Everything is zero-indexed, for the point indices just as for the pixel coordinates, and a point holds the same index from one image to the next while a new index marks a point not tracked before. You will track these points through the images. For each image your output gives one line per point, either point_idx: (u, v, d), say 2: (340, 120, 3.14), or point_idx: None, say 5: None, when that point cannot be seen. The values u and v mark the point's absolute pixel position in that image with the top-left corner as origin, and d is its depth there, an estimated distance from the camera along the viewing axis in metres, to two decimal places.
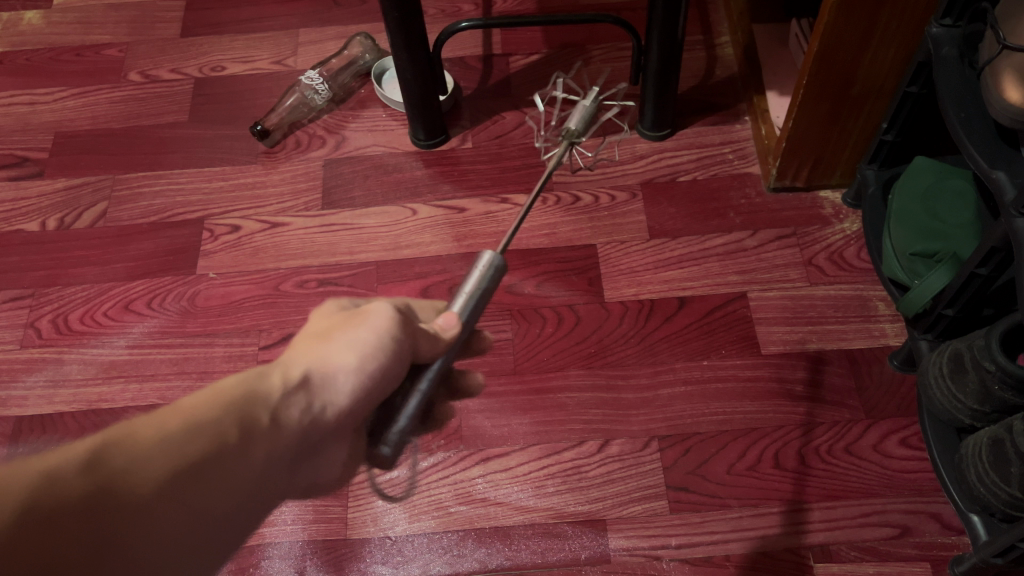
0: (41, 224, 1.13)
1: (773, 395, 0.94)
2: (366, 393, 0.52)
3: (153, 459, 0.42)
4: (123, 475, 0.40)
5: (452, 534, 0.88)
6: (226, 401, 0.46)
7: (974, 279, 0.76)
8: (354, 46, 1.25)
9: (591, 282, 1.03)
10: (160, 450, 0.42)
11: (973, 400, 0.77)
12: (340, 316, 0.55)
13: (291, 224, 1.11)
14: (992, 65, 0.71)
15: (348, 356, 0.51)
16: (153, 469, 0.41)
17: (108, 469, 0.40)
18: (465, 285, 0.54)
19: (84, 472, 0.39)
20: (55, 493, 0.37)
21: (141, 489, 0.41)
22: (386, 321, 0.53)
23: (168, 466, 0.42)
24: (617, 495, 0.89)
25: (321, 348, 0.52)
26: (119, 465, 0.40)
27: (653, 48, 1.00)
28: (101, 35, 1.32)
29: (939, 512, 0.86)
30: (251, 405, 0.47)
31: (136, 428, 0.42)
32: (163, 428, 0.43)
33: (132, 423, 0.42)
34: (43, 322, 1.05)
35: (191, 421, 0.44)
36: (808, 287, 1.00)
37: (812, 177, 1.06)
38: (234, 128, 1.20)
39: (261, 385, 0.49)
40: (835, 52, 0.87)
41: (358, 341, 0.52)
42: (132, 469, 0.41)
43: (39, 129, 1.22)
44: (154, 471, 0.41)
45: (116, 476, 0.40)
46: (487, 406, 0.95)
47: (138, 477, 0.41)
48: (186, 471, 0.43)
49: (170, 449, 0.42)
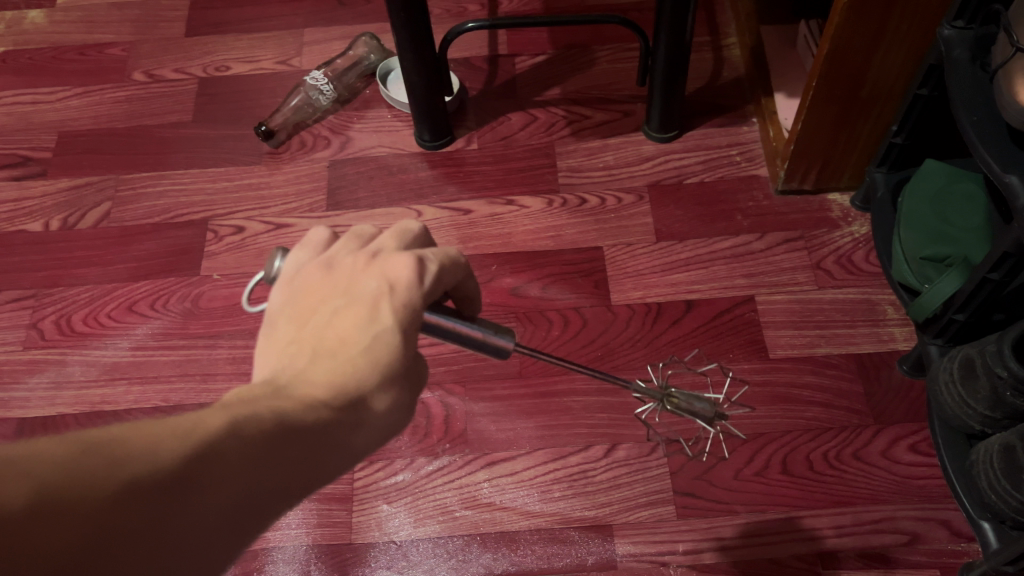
0: (45, 223, 1.13)
1: (781, 400, 0.93)
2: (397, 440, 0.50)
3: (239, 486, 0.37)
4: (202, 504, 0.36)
5: (458, 539, 0.87)
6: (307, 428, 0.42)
7: (986, 284, 0.76)
8: (359, 45, 1.24)
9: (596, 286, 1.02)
10: (245, 479, 0.38)
11: (983, 406, 0.76)
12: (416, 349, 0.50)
13: (296, 225, 1.10)
14: (1006, 68, 0.70)
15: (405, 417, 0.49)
16: (231, 500, 0.37)
17: (191, 492, 0.35)
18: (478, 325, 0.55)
19: (172, 486, 0.35)
20: (129, 515, 0.33)
21: (219, 516, 0.36)
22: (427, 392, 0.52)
23: (246, 495, 0.38)
24: (622, 501, 0.88)
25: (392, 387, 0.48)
26: (203, 490, 0.36)
27: (660, 50, 1.00)
28: (105, 34, 1.31)
29: (949, 519, 0.85)
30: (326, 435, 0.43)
31: (227, 447, 0.37)
32: (250, 453, 0.38)
33: (224, 438, 0.38)
34: (46, 322, 1.04)
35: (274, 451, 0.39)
36: (817, 291, 0.99)
37: (820, 179, 1.05)
38: (238, 128, 1.20)
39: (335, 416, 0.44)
40: (845, 54, 0.86)
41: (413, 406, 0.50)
42: (216, 495, 0.36)
43: (42, 128, 1.22)
44: (230, 504, 0.37)
45: (194, 505, 0.35)
46: (493, 409, 0.94)
47: (220, 500, 0.36)
48: (257, 507, 0.38)
49: (251, 481, 0.38)
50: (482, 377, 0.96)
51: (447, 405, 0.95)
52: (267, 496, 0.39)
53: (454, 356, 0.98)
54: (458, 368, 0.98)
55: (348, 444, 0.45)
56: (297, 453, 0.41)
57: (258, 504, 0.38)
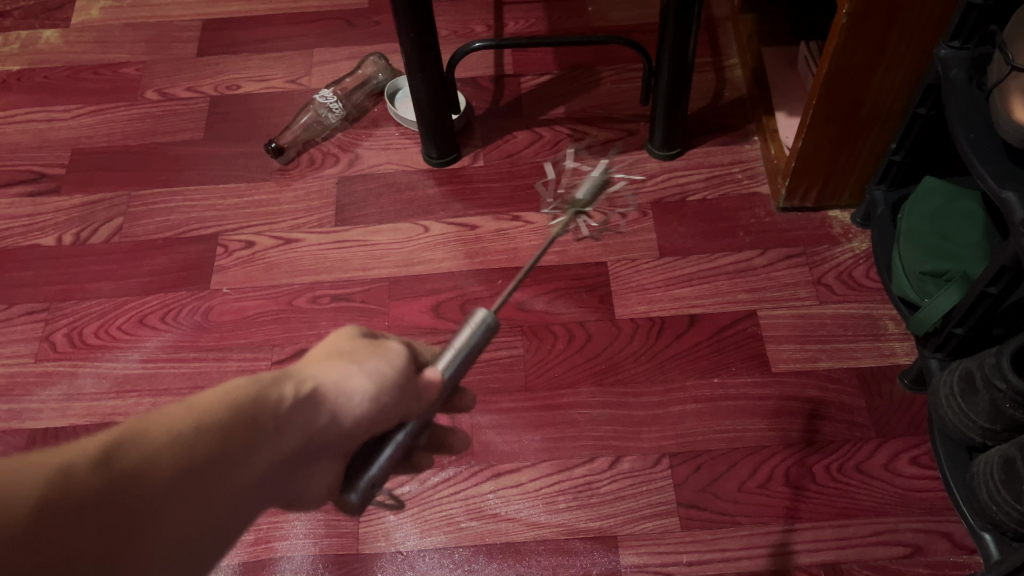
0: (58, 238, 1.15)
1: (784, 413, 0.94)
2: (376, 409, 0.50)
3: (166, 457, 0.40)
4: (134, 475, 0.38)
5: (464, 549, 0.88)
6: (235, 402, 0.44)
7: (984, 298, 0.77)
8: (368, 65, 1.27)
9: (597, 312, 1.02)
10: (173, 452, 0.40)
11: (984, 419, 0.77)
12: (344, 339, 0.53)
13: (305, 240, 1.12)
14: (1002, 88, 0.72)
15: (364, 377, 0.50)
16: (165, 471, 0.39)
17: (118, 471, 0.38)
18: (451, 340, 0.52)
19: (97, 472, 0.37)
20: (67, 500, 0.35)
21: (157, 487, 0.39)
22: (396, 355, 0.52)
23: (178, 468, 0.40)
24: (627, 512, 0.89)
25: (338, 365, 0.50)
26: (132, 467, 0.38)
27: (663, 70, 1.02)
28: (118, 54, 1.34)
29: (950, 531, 0.86)
30: (260, 410, 0.45)
31: (147, 429, 0.40)
32: (176, 427, 0.41)
33: (143, 424, 0.41)
34: (58, 335, 1.06)
35: (200, 423, 0.42)
36: (818, 306, 1.01)
37: (820, 197, 1.07)
38: (249, 145, 1.22)
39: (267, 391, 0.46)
40: (845, 73, 0.88)
41: (375, 366, 0.50)
42: (148, 467, 0.39)
43: (56, 145, 1.24)
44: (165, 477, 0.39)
45: (133, 483, 0.38)
46: (499, 421, 0.96)
47: (153, 474, 0.39)
48: (201, 480, 0.41)
49: (181, 453, 0.40)
50: (488, 390, 0.98)
51: (454, 418, 0.96)
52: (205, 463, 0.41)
53: None
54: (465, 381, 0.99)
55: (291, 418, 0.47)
56: (226, 424, 0.43)
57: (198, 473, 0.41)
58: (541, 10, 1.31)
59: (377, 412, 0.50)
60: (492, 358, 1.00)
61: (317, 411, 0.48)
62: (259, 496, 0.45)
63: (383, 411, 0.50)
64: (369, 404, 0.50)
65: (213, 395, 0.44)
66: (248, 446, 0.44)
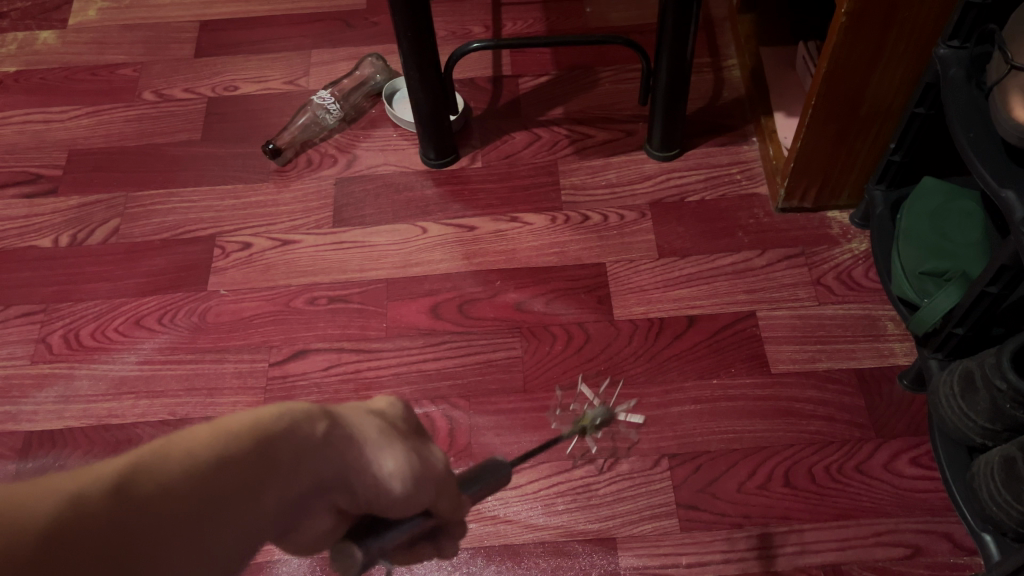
0: (54, 240, 1.14)
1: (784, 414, 0.94)
2: (404, 486, 0.47)
3: (179, 489, 0.37)
4: (142, 507, 0.35)
5: (461, 552, 0.88)
6: (263, 434, 0.41)
7: (984, 297, 0.77)
8: (365, 66, 1.27)
9: (594, 376, 0.98)
10: (187, 483, 0.37)
11: (984, 418, 0.77)
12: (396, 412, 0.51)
13: (303, 241, 1.11)
14: (1001, 86, 0.72)
15: (401, 451, 0.47)
16: (175, 501, 0.37)
17: (139, 498, 0.35)
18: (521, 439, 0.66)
19: (108, 500, 0.34)
20: (72, 530, 0.33)
21: (163, 522, 0.36)
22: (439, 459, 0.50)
23: (189, 501, 0.37)
24: (626, 514, 0.89)
25: (378, 427, 0.47)
26: (145, 497, 0.36)
27: (662, 70, 1.02)
28: (116, 55, 1.34)
29: (951, 531, 0.85)
30: (287, 445, 0.42)
31: (167, 453, 0.38)
32: (196, 456, 0.38)
33: (165, 447, 0.38)
34: (54, 336, 1.05)
35: (221, 455, 0.39)
36: (817, 306, 1.01)
37: (819, 197, 1.06)
38: (246, 146, 1.21)
39: (301, 426, 0.43)
40: (844, 73, 0.88)
41: (411, 450, 0.48)
42: (160, 499, 0.36)
43: (53, 146, 1.24)
44: (174, 510, 0.36)
45: (140, 514, 0.35)
46: (498, 423, 0.95)
47: (161, 505, 0.36)
48: (206, 518, 0.38)
49: (194, 487, 0.37)
50: (487, 392, 0.97)
51: (452, 420, 0.95)
52: (223, 501, 0.39)
53: (459, 371, 0.99)
54: (463, 383, 0.98)
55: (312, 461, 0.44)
56: (250, 460, 0.40)
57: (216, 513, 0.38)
58: (540, 11, 1.31)
59: (403, 487, 0.47)
60: (490, 360, 1.00)
61: (338, 456, 0.45)
62: (261, 537, 0.42)
63: (412, 489, 0.47)
64: (398, 477, 0.47)
65: (244, 420, 0.41)
66: (261, 485, 0.41)
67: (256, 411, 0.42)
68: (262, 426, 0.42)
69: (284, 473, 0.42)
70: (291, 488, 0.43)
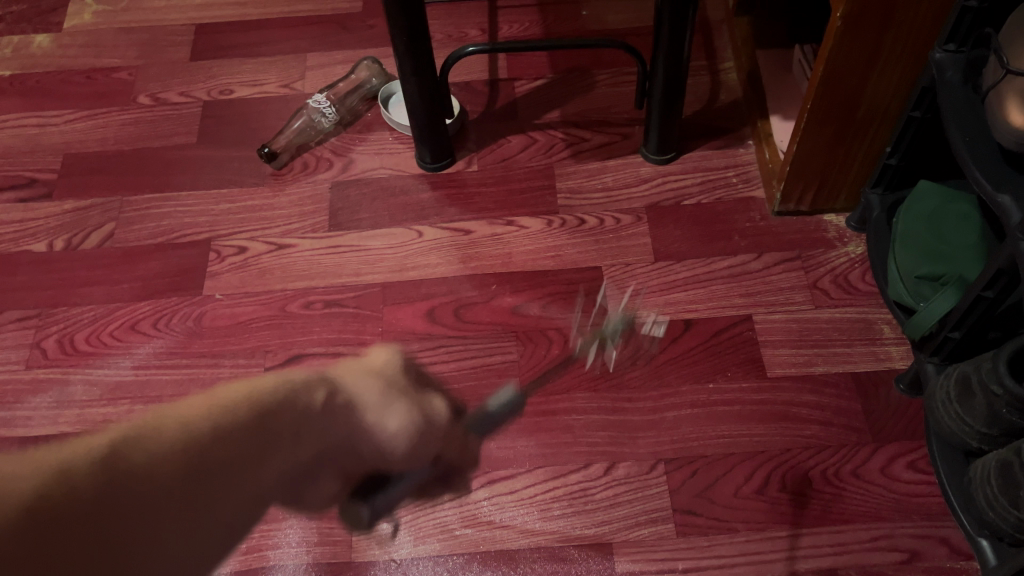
0: (49, 244, 1.14)
1: (781, 418, 0.93)
2: (402, 440, 0.52)
3: (169, 460, 0.43)
4: (137, 474, 0.41)
5: (458, 557, 0.87)
6: (258, 404, 0.47)
7: (980, 301, 0.77)
8: (362, 70, 1.27)
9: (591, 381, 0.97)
10: (178, 452, 0.43)
11: (981, 423, 0.77)
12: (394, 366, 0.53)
13: (298, 245, 1.11)
14: (997, 90, 0.72)
15: (395, 411, 0.52)
16: (168, 469, 0.42)
17: (129, 470, 0.41)
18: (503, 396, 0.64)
19: (100, 471, 0.40)
20: (67, 498, 0.39)
21: (161, 486, 0.42)
22: (439, 407, 0.54)
23: (183, 468, 0.43)
24: (622, 519, 0.88)
25: (374, 389, 0.52)
26: (137, 466, 0.41)
27: (658, 73, 1.02)
28: (111, 58, 1.33)
29: (948, 536, 0.85)
30: (280, 413, 0.47)
31: (159, 427, 0.43)
32: (188, 429, 0.44)
33: (157, 419, 0.44)
34: (49, 341, 1.05)
35: (216, 425, 0.45)
36: (814, 310, 1.00)
37: (816, 200, 1.06)
38: (242, 150, 1.21)
39: (296, 396, 0.49)
40: (839, 76, 0.88)
41: (407, 408, 0.52)
42: (151, 467, 0.42)
43: (48, 150, 1.23)
44: (172, 476, 0.43)
45: (133, 483, 0.41)
46: (493, 427, 0.95)
47: (156, 473, 0.42)
48: (203, 482, 0.44)
49: (186, 457, 0.43)
50: (482, 396, 0.97)
51: None
52: (207, 472, 0.44)
53: (454, 376, 0.99)
54: (458, 388, 0.98)
55: (307, 427, 0.49)
56: (241, 431, 0.46)
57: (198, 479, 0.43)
58: (536, 13, 1.31)
59: (397, 441, 0.52)
60: (486, 364, 0.99)
61: (336, 420, 0.50)
62: (266, 499, 0.48)
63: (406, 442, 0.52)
64: (391, 433, 0.52)
65: (241, 394, 0.47)
66: (257, 452, 0.46)
67: (250, 385, 0.48)
68: (254, 399, 0.47)
69: (280, 439, 0.47)
70: (290, 452, 0.48)
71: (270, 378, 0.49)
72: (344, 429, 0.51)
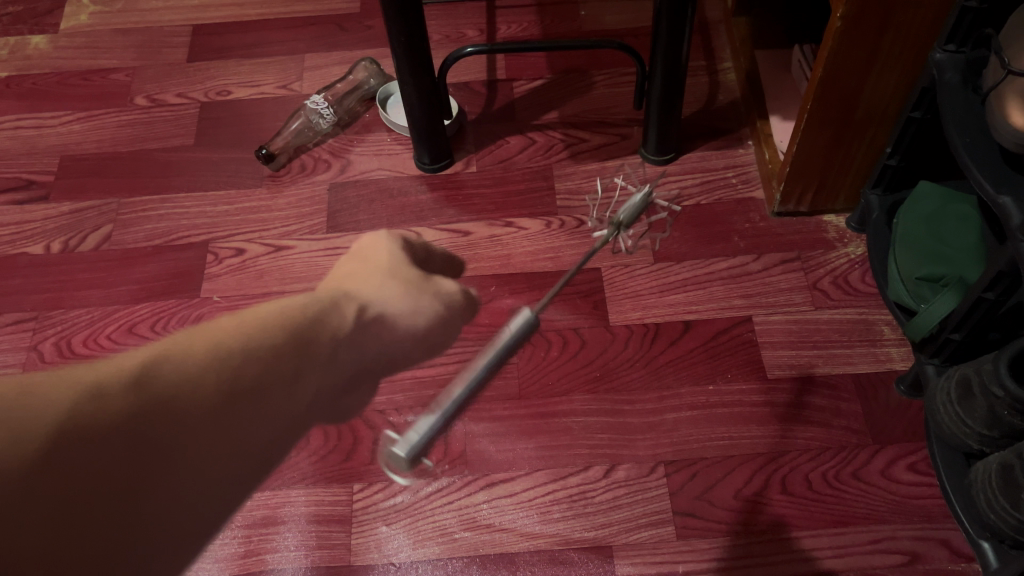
0: (46, 247, 1.13)
1: (781, 420, 0.93)
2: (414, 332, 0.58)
3: (196, 372, 0.44)
4: (169, 394, 0.43)
5: (457, 561, 0.87)
6: (287, 328, 0.50)
7: (981, 303, 0.76)
8: (359, 71, 1.26)
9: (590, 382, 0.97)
10: (211, 371, 0.45)
11: (982, 425, 0.76)
12: (398, 257, 0.61)
13: (296, 247, 1.11)
14: (997, 91, 0.72)
15: (415, 307, 0.58)
16: (212, 394, 0.44)
17: (150, 403, 0.42)
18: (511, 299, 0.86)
19: (131, 393, 0.41)
20: (84, 438, 0.39)
21: (200, 411, 0.44)
22: (450, 292, 0.60)
23: (219, 392, 0.45)
24: (622, 522, 0.88)
25: (395, 288, 0.58)
26: (166, 394, 0.42)
27: (657, 74, 1.01)
28: (108, 59, 1.33)
29: (949, 538, 0.85)
30: (314, 336, 0.52)
31: (185, 352, 0.45)
32: (211, 362, 0.45)
33: (173, 352, 0.44)
34: (46, 344, 1.04)
35: (246, 344, 0.47)
36: (814, 311, 1.00)
37: (815, 201, 1.06)
38: (240, 152, 1.21)
39: (323, 318, 0.53)
40: (839, 77, 0.87)
41: (422, 301, 0.58)
42: (183, 389, 0.43)
43: (45, 152, 1.23)
44: (215, 397, 0.45)
45: (165, 414, 0.42)
46: (492, 430, 0.95)
47: (195, 399, 0.44)
48: (228, 415, 0.45)
49: (230, 379, 0.46)
50: (481, 398, 0.97)
51: (447, 426, 0.95)
52: (153, 413, 0.42)
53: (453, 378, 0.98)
54: None
55: (332, 339, 0.53)
56: (278, 349, 0.49)
57: (216, 412, 0.45)
58: (534, 14, 1.31)
59: (413, 338, 0.59)
60: None
61: (365, 332, 0.56)
62: (303, 417, 0.51)
63: (419, 335, 0.59)
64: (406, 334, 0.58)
65: (271, 315, 0.51)
66: (298, 370, 0.50)
67: (281, 311, 0.51)
68: (287, 318, 0.51)
69: (319, 352, 0.52)
70: (331, 356, 0.53)
71: (300, 301, 0.53)
72: (373, 337, 0.57)
